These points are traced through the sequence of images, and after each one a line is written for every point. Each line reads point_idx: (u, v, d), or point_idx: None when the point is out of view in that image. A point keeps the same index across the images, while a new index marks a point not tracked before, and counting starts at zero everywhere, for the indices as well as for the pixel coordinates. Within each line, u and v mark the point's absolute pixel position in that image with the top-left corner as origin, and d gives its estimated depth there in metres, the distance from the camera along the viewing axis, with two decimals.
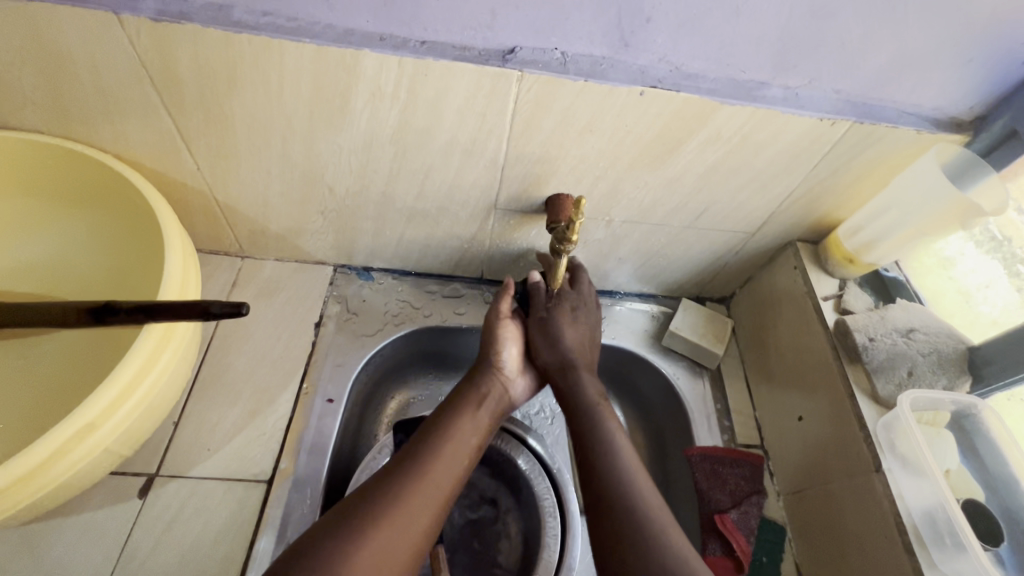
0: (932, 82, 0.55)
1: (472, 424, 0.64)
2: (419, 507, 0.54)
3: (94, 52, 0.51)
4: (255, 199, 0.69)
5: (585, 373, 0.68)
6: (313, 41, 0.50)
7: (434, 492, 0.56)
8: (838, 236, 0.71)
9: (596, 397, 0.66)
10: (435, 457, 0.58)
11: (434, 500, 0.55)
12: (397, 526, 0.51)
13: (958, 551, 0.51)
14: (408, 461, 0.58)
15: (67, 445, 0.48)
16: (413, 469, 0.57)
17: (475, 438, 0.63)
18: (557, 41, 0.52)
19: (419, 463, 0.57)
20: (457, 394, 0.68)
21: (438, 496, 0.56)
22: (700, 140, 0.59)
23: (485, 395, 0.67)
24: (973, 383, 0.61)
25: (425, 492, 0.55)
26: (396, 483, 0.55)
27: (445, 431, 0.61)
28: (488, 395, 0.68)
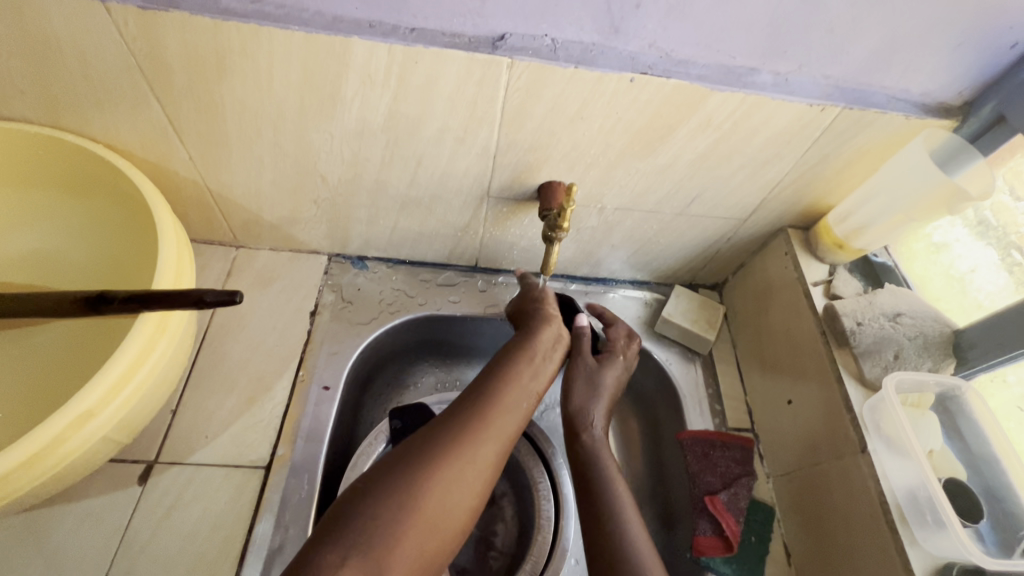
0: (920, 67, 0.55)
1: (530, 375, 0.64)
2: (483, 452, 0.55)
3: (83, 40, 0.51)
4: (248, 188, 0.69)
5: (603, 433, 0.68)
6: (302, 29, 0.50)
7: (499, 437, 0.57)
8: (828, 223, 0.71)
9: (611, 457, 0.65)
10: (500, 403, 0.59)
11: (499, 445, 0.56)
12: (465, 468, 0.53)
13: (939, 528, 0.53)
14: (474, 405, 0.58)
15: (65, 433, 0.49)
16: (475, 411, 0.57)
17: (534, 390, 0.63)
18: (547, 28, 0.52)
19: (485, 408, 0.58)
20: (514, 341, 0.67)
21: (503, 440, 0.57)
22: (690, 127, 0.59)
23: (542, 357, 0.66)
24: (957, 366, 0.62)
25: (490, 436, 0.56)
26: (463, 427, 0.55)
27: (508, 380, 0.61)
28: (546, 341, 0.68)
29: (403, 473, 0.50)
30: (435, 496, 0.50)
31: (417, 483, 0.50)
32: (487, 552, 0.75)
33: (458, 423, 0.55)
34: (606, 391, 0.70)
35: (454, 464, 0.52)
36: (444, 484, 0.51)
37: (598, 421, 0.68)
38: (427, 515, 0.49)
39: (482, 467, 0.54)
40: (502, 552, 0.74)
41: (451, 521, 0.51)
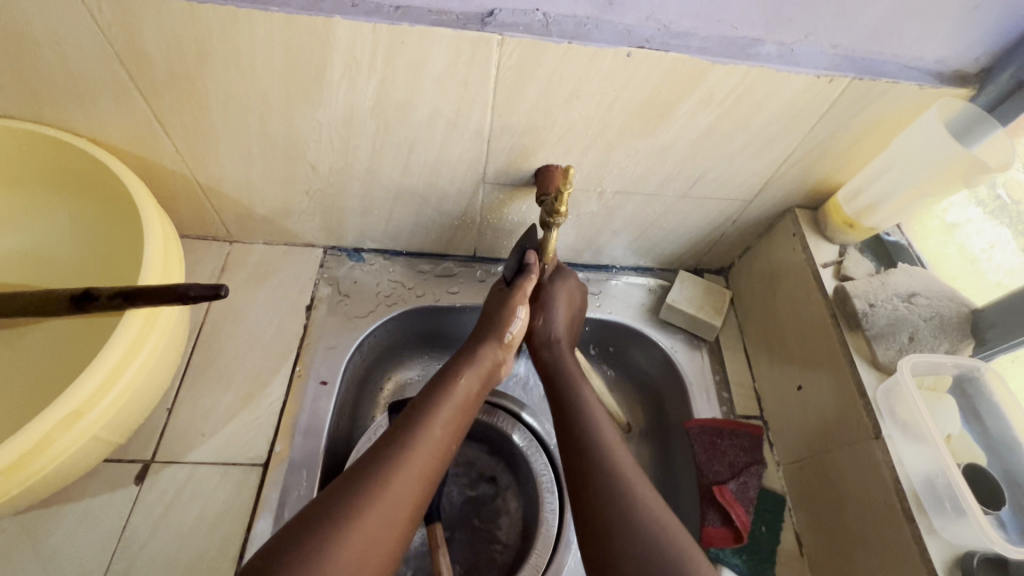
0: (935, 33, 0.52)
1: (478, 372, 0.63)
2: (427, 447, 0.54)
3: (57, 29, 0.49)
4: (237, 180, 0.67)
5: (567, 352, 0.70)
6: (281, 10, 0.48)
7: (443, 436, 0.56)
8: (838, 201, 0.68)
9: (575, 373, 0.67)
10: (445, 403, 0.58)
11: (442, 442, 0.56)
12: (411, 465, 0.52)
13: (958, 515, 0.50)
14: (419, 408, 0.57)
15: (53, 434, 0.48)
16: (399, 447, 0.53)
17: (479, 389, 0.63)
18: (538, 2, 0.49)
19: (423, 417, 0.56)
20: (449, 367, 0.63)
21: (448, 439, 0.57)
22: (692, 104, 0.57)
23: (490, 352, 0.65)
24: (976, 347, 0.60)
25: (437, 436, 0.56)
26: (406, 429, 0.55)
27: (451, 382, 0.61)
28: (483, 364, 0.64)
29: (350, 479, 0.50)
30: (384, 494, 0.49)
31: (366, 485, 0.49)
32: (492, 546, 0.73)
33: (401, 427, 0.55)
34: (557, 306, 0.71)
35: (400, 462, 0.52)
36: (391, 485, 0.50)
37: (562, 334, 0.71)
38: (378, 513, 0.48)
39: (428, 461, 0.54)
40: (506, 546, 0.73)
41: (398, 517, 0.49)
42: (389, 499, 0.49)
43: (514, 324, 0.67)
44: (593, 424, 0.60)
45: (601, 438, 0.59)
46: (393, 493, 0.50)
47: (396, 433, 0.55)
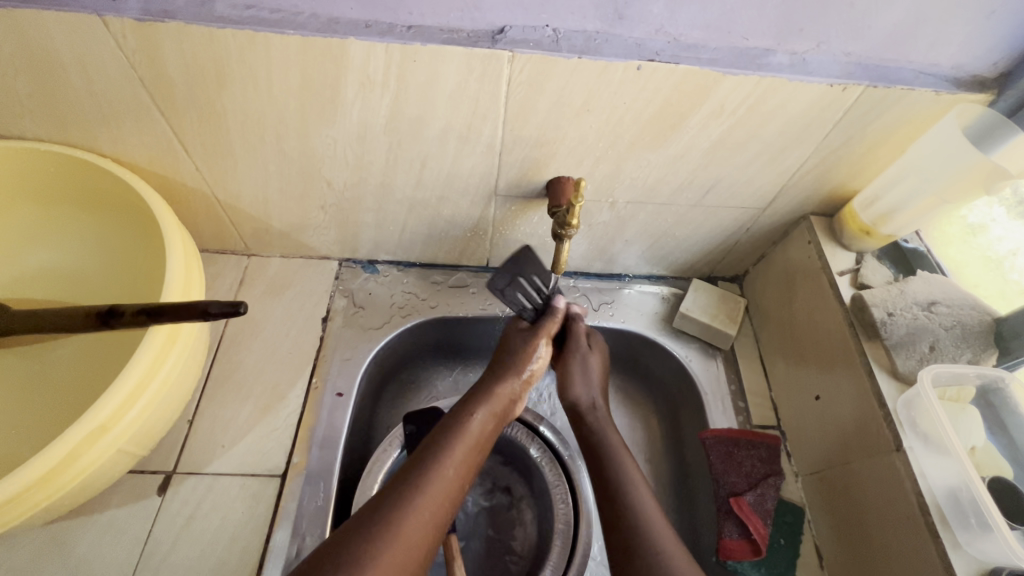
0: (951, 38, 0.52)
1: (492, 412, 0.61)
2: (449, 487, 0.53)
3: (84, 55, 0.51)
4: (255, 196, 0.68)
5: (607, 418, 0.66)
6: (297, 33, 0.49)
7: (457, 478, 0.54)
8: (853, 208, 0.67)
9: (619, 442, 0.64)
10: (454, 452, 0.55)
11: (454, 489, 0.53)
12: (433, 499, 0.51)
13: (983, 531, 0.49)
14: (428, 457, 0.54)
15: (80, 448, 0.49)
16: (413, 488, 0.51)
17: (497, 426, 0.62)
18: (548, 18, 0.50)
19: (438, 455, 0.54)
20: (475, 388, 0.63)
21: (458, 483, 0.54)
22: (703, 115, 0.57)
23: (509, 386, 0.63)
24: (1000, 357, 0.59)
25: (450, 477, 0.53)
26: (427, 466, 0.53)
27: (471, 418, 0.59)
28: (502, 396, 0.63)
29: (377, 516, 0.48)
30: (406, 529, 0.48)
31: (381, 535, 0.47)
32: (506, 556, 0.73)
33: (423, 465, 0.53)
34: (593, 372, 0.69)
35: (422, 500, 0.50)
36: (416, 522, 0.49)
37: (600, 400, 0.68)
38: (404, 556, 0.47)
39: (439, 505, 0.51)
40: (521, 556, 0.73)
41: (418, 557, 0.48)
42: (410, 536, 0.48)
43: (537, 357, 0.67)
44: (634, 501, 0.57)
45: (644, 519, 0.55)
46: (413, 529, 0.49)
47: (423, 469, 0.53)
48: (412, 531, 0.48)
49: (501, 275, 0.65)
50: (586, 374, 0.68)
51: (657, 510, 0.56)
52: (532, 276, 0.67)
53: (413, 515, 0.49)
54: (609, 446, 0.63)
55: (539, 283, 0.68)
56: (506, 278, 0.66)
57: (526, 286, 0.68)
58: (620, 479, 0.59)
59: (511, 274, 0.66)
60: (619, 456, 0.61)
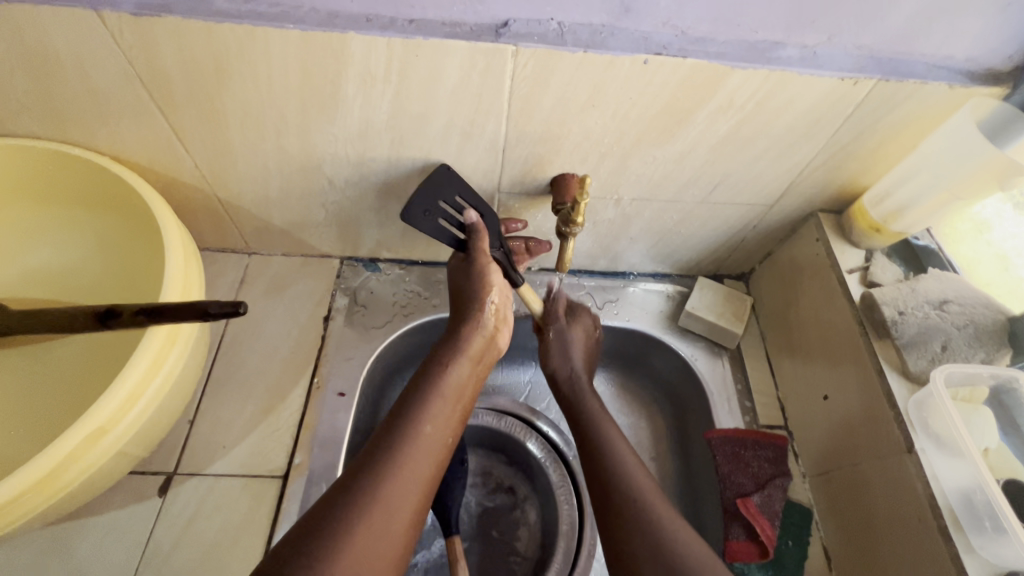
0: (966, 30, 0.50)
1: (462, 365, 0.61)
2: (432, 442, 0.55)
3: (80, 52, 0.50)
4: (256, 194, 0.68)
5: (588, 385, 0.69)
6: (297, 27, 0.48)
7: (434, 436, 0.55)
8: (863, 205, 0.66)
9: (597, 405, 0.66)
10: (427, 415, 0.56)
11: (435, 447, 0.55)
12: (416, 455, 0.53)
13: (998, 534, 0.48)
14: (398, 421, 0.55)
15: (79, 451, 0.49)
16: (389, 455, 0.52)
17: (475, 374, 0.62)
18: (553, 11, 0.49)
19: (411, 420, 0.55)
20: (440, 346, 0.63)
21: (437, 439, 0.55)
22: (711, 110, 0.56)
23: (476, 332, 0.63)
24: (1013, 356, 0.57)
25: (427, 437, 0.54)
26: (405, 423, 0.54)
27: (444, 371, 0.59)
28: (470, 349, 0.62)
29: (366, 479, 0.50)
30: (396, 484, 0.50)
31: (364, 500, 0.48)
32: (510, 558, 0.73)
33: (402, 423, 0.54)
34: (575, 343, 0.71)
35: (406, 457, 0.52)
36: (405, 476, 0.51)
37: (581, 370, 0.70)
38: (399, 511, 0.50)
39: (422, 469, 0.53)
40: (525, 557, 0.72)
41: (411, 508, 0.51)
42: (402, 491, 0.50)
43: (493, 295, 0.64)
44: (615, 454, 0.59)
45: (628, 477, 0.57)
46: (401, 484, 0.50)
47: (403, 428, 0.54)
48: (402, 485, 0.51)
49: (415, 206, 0.59)
50: (565, 347, 0.71)
51: (629, 452, 0.60)
52: (450, 199, 0.61)
53: (396, 474, 0.51)
54: (590, 411, 0.65)
55: (461, 205, 0.62)
56: (421, 209, 0.60)
57: (446, 213, 0.62)
58: (602, 445, 0.61)
59: (427, 203, 0.60)
60: (597, 419, 0.64)
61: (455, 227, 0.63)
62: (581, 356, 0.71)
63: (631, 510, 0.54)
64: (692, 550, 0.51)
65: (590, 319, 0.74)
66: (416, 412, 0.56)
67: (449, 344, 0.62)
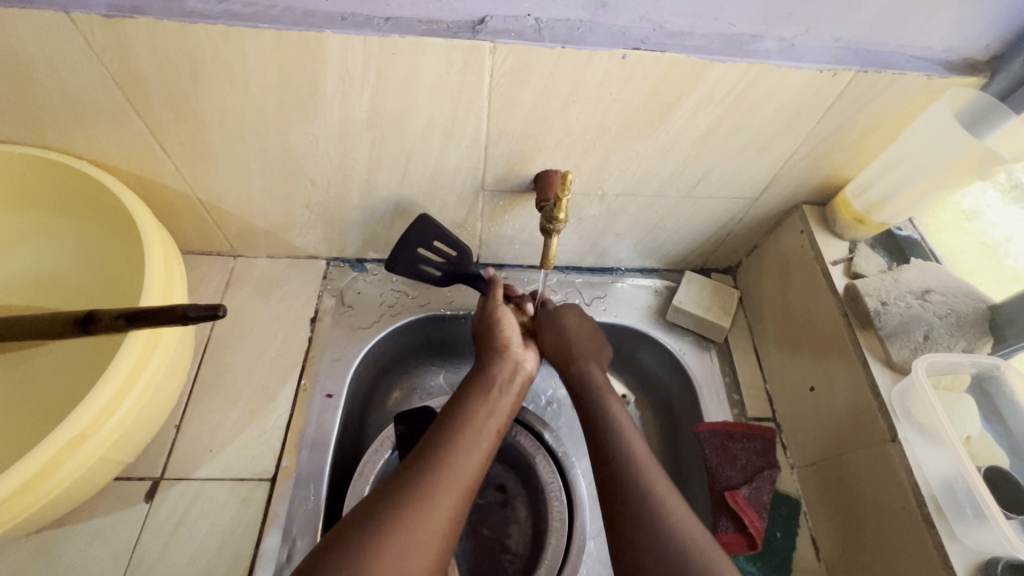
0: (943, 21, 0.50)
1: (494, 392, 0.61)
2: (469, 452, 0.55)
3: (52, 54, 0.49)
4: (238, 196, 0.67)
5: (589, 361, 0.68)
6: (272, 27, 0.47)
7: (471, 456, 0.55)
8: (846, 196, 0.67)
9: (603, 382, 0.66)
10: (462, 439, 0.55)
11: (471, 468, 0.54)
12: (456, 459, 0.53)
13: (979, 521, 0.49)
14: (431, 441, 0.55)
15: (59, 458, 0.48)
16: (424, 471, 0.52)
17: (507, 396, 0.62)
18: (530, 7, 0.49)
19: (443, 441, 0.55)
20: (469, 378, 0.63)
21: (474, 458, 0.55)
22: (691, 104, 0.56)
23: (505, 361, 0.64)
24: (995, 344, 0.58)
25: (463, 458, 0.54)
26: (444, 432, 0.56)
27: (480, 389, 0.61)
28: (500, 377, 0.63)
29: (398, 484, 0.50)
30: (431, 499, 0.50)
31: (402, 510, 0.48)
32: (502, 555, 0.73)
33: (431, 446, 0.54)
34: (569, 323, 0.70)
35: (447, 460, 0.53)
36: (443, 483, 0.51)
37: (586, 350, 0.69)
38: (440, 505, 0.50)
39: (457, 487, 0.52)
40: (517, 555, 0.72)
41: (454, 508, 0.51)
42: (445, 491, 0.51)
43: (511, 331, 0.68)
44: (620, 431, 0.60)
45: (635, 463, 0.56)
46: (442, 486, 0.51)
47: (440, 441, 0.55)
48: (445, 486, 0.51)
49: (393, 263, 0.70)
50: (557, 334, 0.70)
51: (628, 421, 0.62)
52: (427, 245, 0.69)
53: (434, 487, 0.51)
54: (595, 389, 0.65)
55: (446, 251, 0.70)
56: (406, 254, 0.69)
57: (424, 259, 0.70)
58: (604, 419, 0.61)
59: (411, 249, 0.69)
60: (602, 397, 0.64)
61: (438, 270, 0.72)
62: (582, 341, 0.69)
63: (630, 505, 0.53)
64: (688, 530, 0.50)
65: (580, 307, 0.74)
66: (456, 423, 0.57)
67: (480, 368, 0.64)
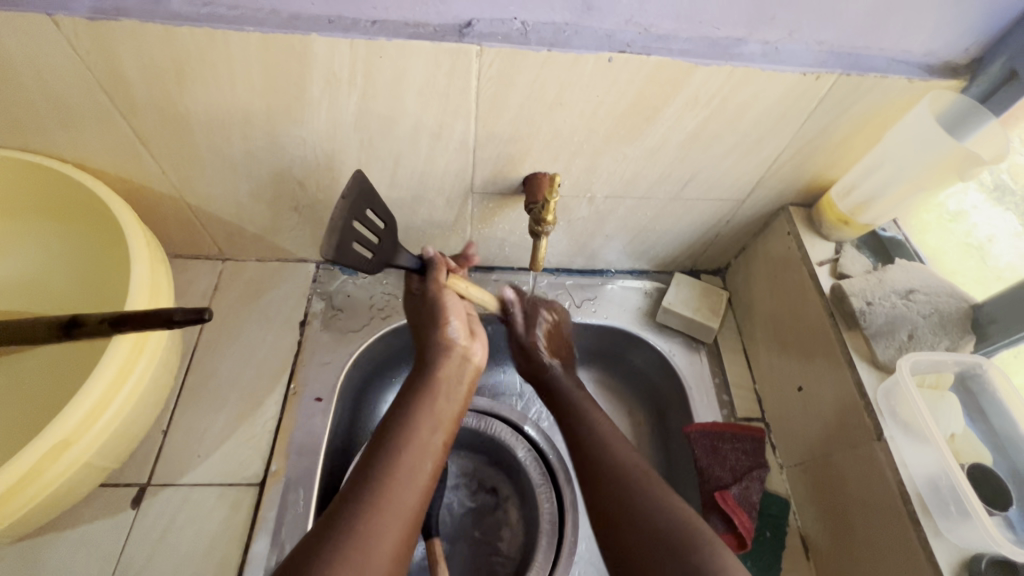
0: (922, 25, 0.51)
1: (438, 396, 0.60)
2: (415, 462, 0.54)
3: (35, 56, 0.49)
4: (226, 199, 0.67)
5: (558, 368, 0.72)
6: (257, 29, 0.47)
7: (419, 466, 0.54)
8: (831, 198, 0.67)
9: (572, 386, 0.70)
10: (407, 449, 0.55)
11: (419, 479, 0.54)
12: (398, 477, 0.52)
13: (963, 518, 0.49)
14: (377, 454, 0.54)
15: (42, 464, 0.48)
16: (371, 488, 0.51)
17: (453, 397, 0.62)
18: (516, 10, 0.49)
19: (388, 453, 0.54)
20: (411, 381, 0.62)
21: (421, 466, 0.54)
22: (678, 106, 0.56)
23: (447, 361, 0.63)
24: (977, 343, 0.59)
25: (411, 469, 0.53)
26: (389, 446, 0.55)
27: (422, 397, 0.60)
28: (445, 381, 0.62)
29: (346, 502, 0.50)
30: (382, 516, 0.49)
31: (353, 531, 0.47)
32: (493, 557, 0.73)
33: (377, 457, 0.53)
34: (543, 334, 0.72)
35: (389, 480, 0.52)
36: (389, 497, 0.51)
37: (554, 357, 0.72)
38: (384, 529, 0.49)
39: (406, 499, 0.52)
40: (508, 557, 0.72)
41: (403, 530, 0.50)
42: (388, 514, 0.50)
43: (454, 320, 0.64)
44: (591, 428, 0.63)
45: (615, 460, 0.58)
46: (384, 506, 0.50)
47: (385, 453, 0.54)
48: (389, 505, 0.50)
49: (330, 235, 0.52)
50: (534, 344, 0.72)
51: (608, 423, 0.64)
52: (363, 216, 0.56)
53: (381, 503, 0.50)
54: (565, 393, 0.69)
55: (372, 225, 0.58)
56: (344, 222, 0.53)
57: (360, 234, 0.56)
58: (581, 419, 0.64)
59: (348, 216, 0.54)
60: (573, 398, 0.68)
61: (370, 250, 0.57)
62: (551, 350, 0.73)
63: (628, 521, 0.53)
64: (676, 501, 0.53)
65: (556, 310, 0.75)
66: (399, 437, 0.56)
67: (423, 373, 0.62)
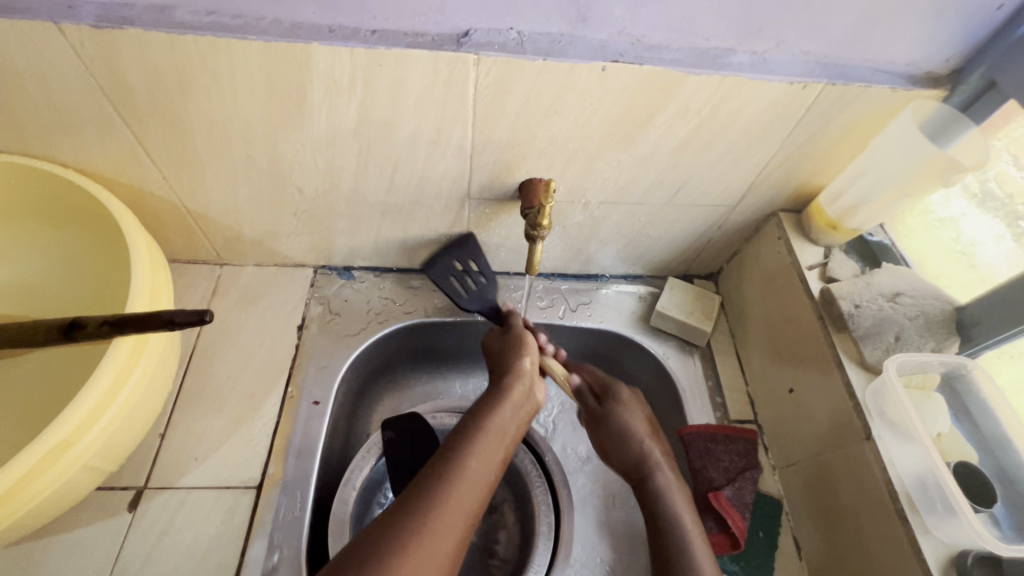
0: (904, 37, 0.53)
1: (501, 417, 0.60)
2: (479, 474, 0.54)
3: (40, 63, 0.50)
4: (225, 204, 0.68)
5: (662, 469, 0.65)
6: (260, 38, 0.49)
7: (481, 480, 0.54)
8: (820, 203, 0.69)
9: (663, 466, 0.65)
10: (472, 460, 0.55)
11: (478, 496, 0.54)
12: (467, 485, 0.53)
13: (950, 515, 0.50)
14: (444, 460, 0.54)
15: (41, 466, 0.48)
16: (436, 491, 0.51)
17: (518, 420, 0.62)
18: (512, 21, 0.50)
19: (456, 458, 0.54)
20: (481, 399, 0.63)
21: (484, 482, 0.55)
22: (670, 114, 0.58)
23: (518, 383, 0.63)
24: (962, 344, 0.60)
25: (473, 479, 0.53)
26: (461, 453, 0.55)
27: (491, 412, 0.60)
28: (512, 404, 0.62)
29: (411, 504, 0.49)
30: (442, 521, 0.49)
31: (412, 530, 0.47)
32: (489, 560, 0.73)
33: (446, 459, 0.54)
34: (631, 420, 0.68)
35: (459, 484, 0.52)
36: (452, 505, 0.50)
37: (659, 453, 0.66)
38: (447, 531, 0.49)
39: (467, 507, 0.51)
40: (504, 560, 0.73)
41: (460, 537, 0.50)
42: (454, 516, 0.50)
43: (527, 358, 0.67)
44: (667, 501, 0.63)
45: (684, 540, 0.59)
46: (453, 511, 0.50)
47: (451, 458, 0.54)
48: (451, 513, 0.50)
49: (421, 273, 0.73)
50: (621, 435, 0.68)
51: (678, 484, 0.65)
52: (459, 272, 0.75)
53: (446, 505, 0.50)
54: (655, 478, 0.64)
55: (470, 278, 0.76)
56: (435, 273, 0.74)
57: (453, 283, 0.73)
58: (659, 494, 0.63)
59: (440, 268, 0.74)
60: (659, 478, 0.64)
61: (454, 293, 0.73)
62: (649, 439, 0.67)
63: None
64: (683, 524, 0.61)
65: (634, 398, 0.71)
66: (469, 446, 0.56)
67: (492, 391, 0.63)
